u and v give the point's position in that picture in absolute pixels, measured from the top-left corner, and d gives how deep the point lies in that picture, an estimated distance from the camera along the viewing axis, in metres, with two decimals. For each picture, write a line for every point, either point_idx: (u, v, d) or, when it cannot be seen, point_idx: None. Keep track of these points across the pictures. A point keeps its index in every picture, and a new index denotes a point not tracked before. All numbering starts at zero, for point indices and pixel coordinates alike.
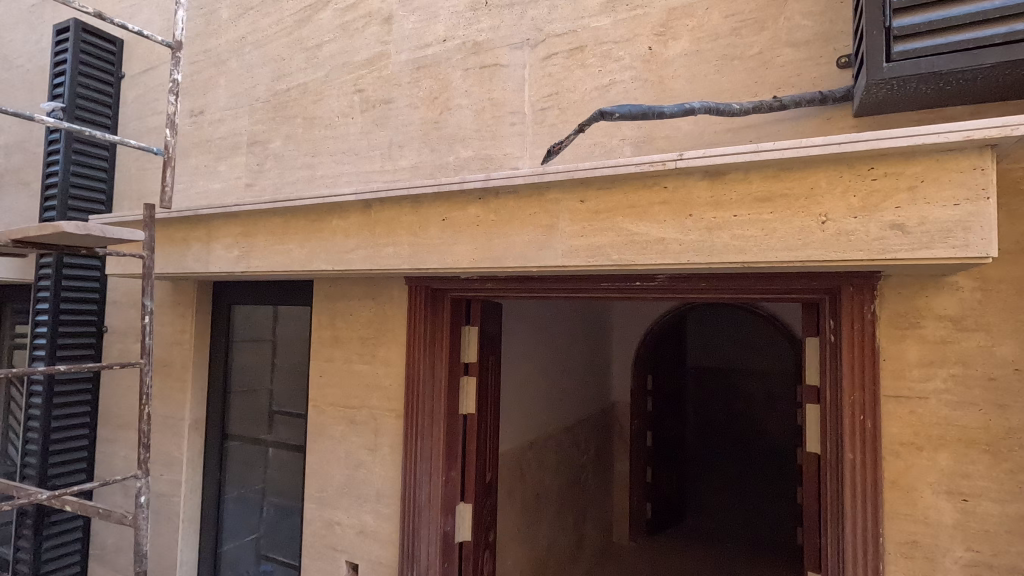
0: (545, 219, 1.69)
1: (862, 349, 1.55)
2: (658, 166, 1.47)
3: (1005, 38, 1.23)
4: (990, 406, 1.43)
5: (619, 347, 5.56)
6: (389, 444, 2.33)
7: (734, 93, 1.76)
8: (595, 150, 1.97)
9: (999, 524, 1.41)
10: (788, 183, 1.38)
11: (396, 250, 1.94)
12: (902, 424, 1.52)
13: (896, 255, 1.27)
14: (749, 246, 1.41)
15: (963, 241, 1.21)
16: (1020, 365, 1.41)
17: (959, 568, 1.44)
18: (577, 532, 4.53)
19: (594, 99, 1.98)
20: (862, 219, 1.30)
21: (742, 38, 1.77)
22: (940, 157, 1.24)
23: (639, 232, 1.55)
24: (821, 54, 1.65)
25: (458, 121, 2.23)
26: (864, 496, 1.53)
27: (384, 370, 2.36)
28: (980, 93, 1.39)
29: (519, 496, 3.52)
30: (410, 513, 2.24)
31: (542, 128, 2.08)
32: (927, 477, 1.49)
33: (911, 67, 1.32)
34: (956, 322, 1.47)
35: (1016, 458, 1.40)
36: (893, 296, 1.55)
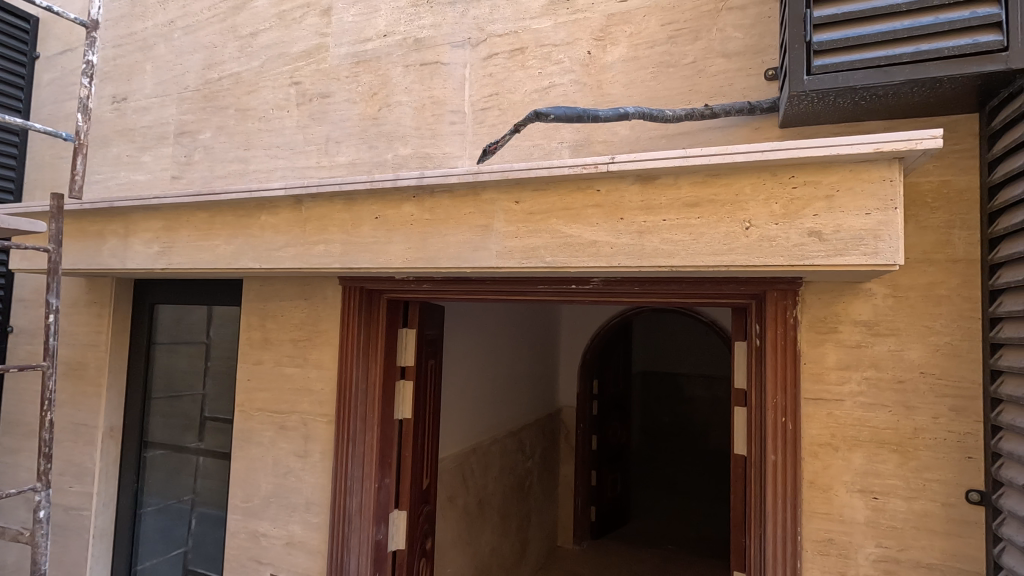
0: (480, 220, 1.66)
1: (784, 353, 1.61)
2: (589, 168, 1.48)
3: (912, 58, 1.30)
4: (899, 407, 1.50)
5: (567, 352, 5.61)
6: (319, 450, 2.24)
7: (669, 100, 1.79)
8: (534, 152, 1.96)
9: (906, 520, 1.48)
10: (715, 189, 1.41)
11: (327, 248, 1.86)
12: (820, 425, 1.57)
13: (813, 261, 1.31)
14: (677, 250, 1.43)
15: (875, 249, 1.26)
16: (927, 368, 1.48)
17: (870, 564, 1.50)
18: (521, 538, 4.50)
19: (533, 101, 1.97)
20: (782, 225, 1.34)
21: (677, 47, 1.80)
22: (855, 168, 1.29)
23: (572, 234, 1.54)
24: (751, 65, 1.70)
25: (398, 118, 2.18)
26: (784, 496, 1.58)
27: (315, 373, 2.27)
28: (890, 109, 1.46)
29: (461, 503, 3.47)
30: (339, 523, 2.15)
31: (481, 128, 2.05)
32: (843, 477, 1.54)
33: (829, 81, 1.37)
34: (870, 327, 1.54)
35: (921, 457, 1.47)
36: (813, 302, 1.60)
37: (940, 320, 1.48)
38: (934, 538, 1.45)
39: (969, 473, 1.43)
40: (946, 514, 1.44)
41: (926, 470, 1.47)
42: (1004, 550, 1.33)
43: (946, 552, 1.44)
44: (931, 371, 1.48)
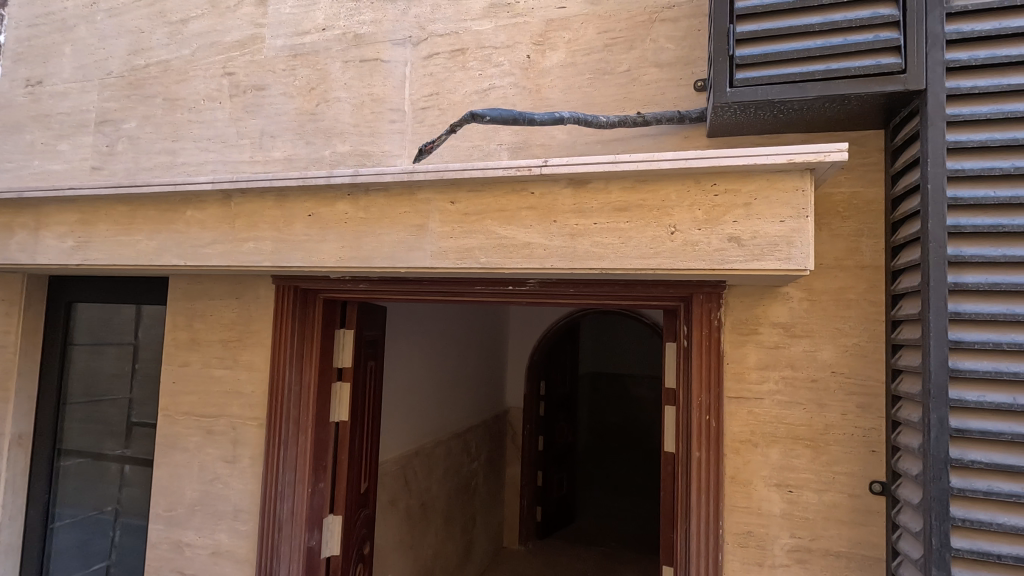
0: (416, 219, 1.64)
1: (708, 353, 1.67)
2: (523, 171, 1.50)
3: (824, 76, 1.38)
4: (813, 404, 1.59)
5: (515, 352, 5.64)
6: (249, 455, 2.16)
7: (605, 107, 1.83)
8: (474, 153, 1.96)
9: (817, 512, 1.57)
10: (643, 194, 1.45)
11: (257, 246, 1.80)
12: (741, 423, 1.64)
13: (732, 266, 1.37)
14: (607, 253, 1.46)
15: (788, 254, 1.33)
16: (837, 367, 1.57)
17: (785, 554, 1.58)
18: (466, 540, 4.47)
19: (472, 102, 1.97)
20: (705, 231, 1.39)
21: (613, 55, 1.84)
22: (771, 177, 1.36)
23: (506, 235, 1.55)
24: (682, 76, 1.76)
25: (336, 114, 2.14)
26: (707, 491, 1.64)
27: (246, 376, 2.18)
28: (806, 123, 1.55)
29: (403, 507, 3.42)
30: (269, 530, 2.08)
31: (421, 127, 2.04)
32: (761, 471, 1.61)
33: (750, 94, 1.43)
34: (787, 329, 1.62)
35: (831, 452, 1.56)
36: (736, 304, 1.67)
37: (849, 322, 1.57)
38: (842, 527, 1.54)
39: (873, 466, 1.53)
40: (853, 505, 1.54)
41: (835, 463, 1.56)
42: (901, 536, 1.43)
43: (852, 540, 1.53)
44: (841, 370, 1.57)
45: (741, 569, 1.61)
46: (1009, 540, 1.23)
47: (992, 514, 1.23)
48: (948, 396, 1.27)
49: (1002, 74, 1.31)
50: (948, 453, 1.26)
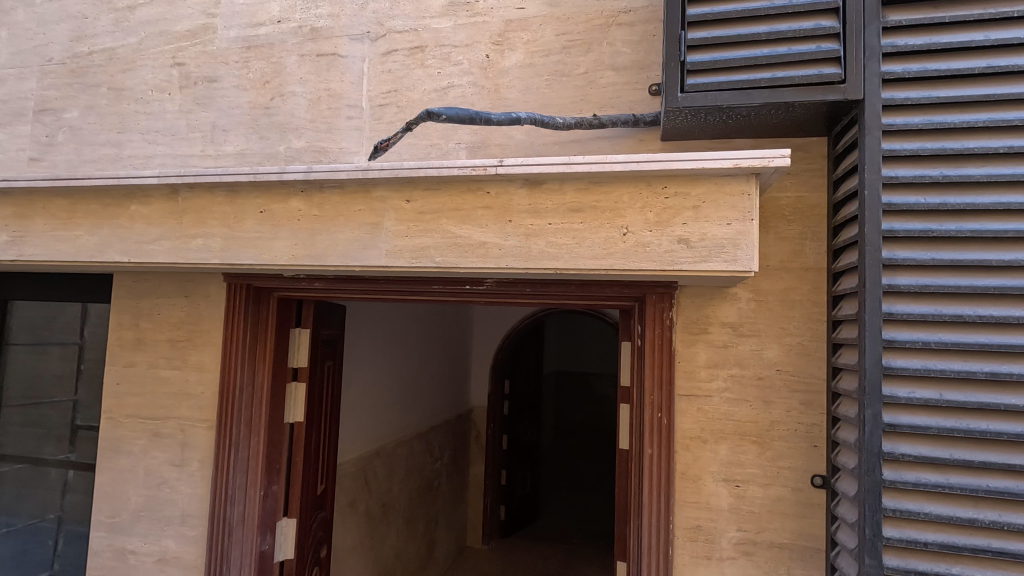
0: (371, 218, 1.62)
1: (661, 352, 1.71)
2: (478, 171, 1.50)
3: (770, 83, 1.42)
4: (759, 401, 1.64)
5: (479, 352, 5.64)
6: (198, 458, 2.09)
7: (562, 108, 1.85)
8: (432, 152, 1.96)
9: (763, 505, 1.62)
10: (597, 196, 1.47)
11: (206, 242, 1.74)
12: (691, 420, 1.68)
13: (681, 267, 1.41)
14: (561, 253, 1.48)
15: (734, 256, 1.37)
16: (782, 366, 1.63)
17: (732, 547, 1.63)
18: (428, 541, 4.44)
19: (431, 101, 1.96)
20: (656, 232, 1.42)
21: (571, 57, 1.86)
22: (719, 181, 1.40)
23: (462, 235, 1.55)
24: (637, 80, 1.80)
25: (292, 108, 2.09)
26: (658, 487, 1.67)
27: (195, 376, 2.12)
28: (753, 128, 1.60)
29: (362, 508, 3.37)
30: (219, 535, 2.02)
31: (379, 124, 2.02)
32: (710, 467, 1.66)
33: (700, 99, 1.47)
34: (735, 328, 1.67)
35: (776, 447, 1.62)
36: (687, 305, 1.71)
37: (793, 322, 1.63)
38: (785, 520, 1.60)
39: (814, 460, 1.59)
40: (795, 498, 1.60)
41: (779, 458, 1.61)
42: (839, 527, 1.49)
43: (795, 532, 1.59)
44: (785, 368, 1.63)
45: (691, 562, 1.65)
46: (936, 528, 1.29)
47: (920, 504, 1.30)
48: (881, 392, 1.33)
49: (932, 86, 1.37)
50: (880, 447, 1.32)
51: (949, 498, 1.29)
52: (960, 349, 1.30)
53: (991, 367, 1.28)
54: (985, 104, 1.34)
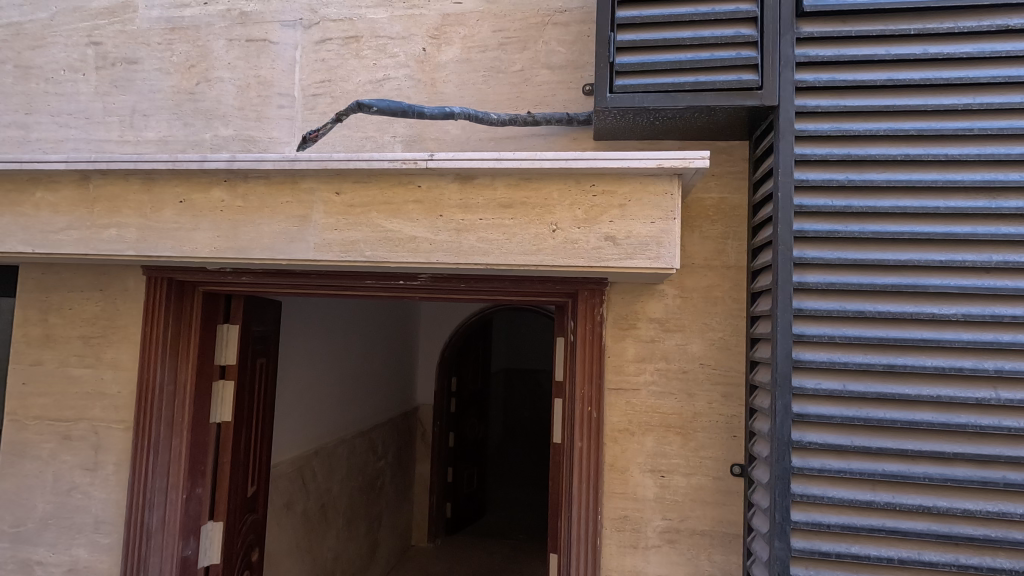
0: (298, 210, 1.58)
1: (591, 347, 1.74)
2: (409, 164, 1.49)
3: (693, 87, 1.47)
4: (683, 394, 1.70)
5: (426, 349, 5.59)
6: (113, 462, 1.98)
7: (498, 105, 1.85)
8: (366, 144, 1.93)
9: (685, 494, 1.68)
10: (527, 192, 1.48)
11: (119, 233, 1.64)
12: (620, 413, 1.72)
13: (608, 263, 1.44)
14: (492, 248, 1.48)
15: (657, 253, 1.41)
16: (705, 359, 1.70)
17: (657, 535, 1.68)
18: (370, 541, 4.37)
19: (366, 92, 1.93)
20: (584, 229, 1.45)
21: (507, 54, 1.87)
22: (644, 180, 1.44)
23: (392, 229, 1.53)
24: (572, 79, 1.82)
25: (219, 95, 2.01)
26: (588, 479, 1.71)
27: (111, 375, 2.00)
28: (680, 130, 1.65)
29: (299, 510, 3.28)
30: (136, 542, 1.92)
31: (311, 115, 1.96)
32: (637, 458, 1.71)
33: (628, 100, 1.50)
34: (662, 324, 1.73)
35: (698, 438, 1.69)
36: (617, 300, 1.75)
37: (716, 318, 1.70)
38: (706, 507, 1.67)
39: (733, 450, 1.67)
40: (716, 486, 1.67)
41: (701, 449, 1.68)
42: (754, 513, 1.56)
43: (715, 519, 1.66)
44: (708, 362, 1.70)
45: (617, 552, 1.70)
46: (838, 511, 1.38)
47: (824, 488, 1.38)
48: (791, 383, 1.40)
49: (841, 95, 1.46)
50: (790, 436, 1.39)
51: (850, 483, 1.38)
52: (862, 342, 1.39)
53: (888, 359, 1.38)
54: (886, 113, 1.43)
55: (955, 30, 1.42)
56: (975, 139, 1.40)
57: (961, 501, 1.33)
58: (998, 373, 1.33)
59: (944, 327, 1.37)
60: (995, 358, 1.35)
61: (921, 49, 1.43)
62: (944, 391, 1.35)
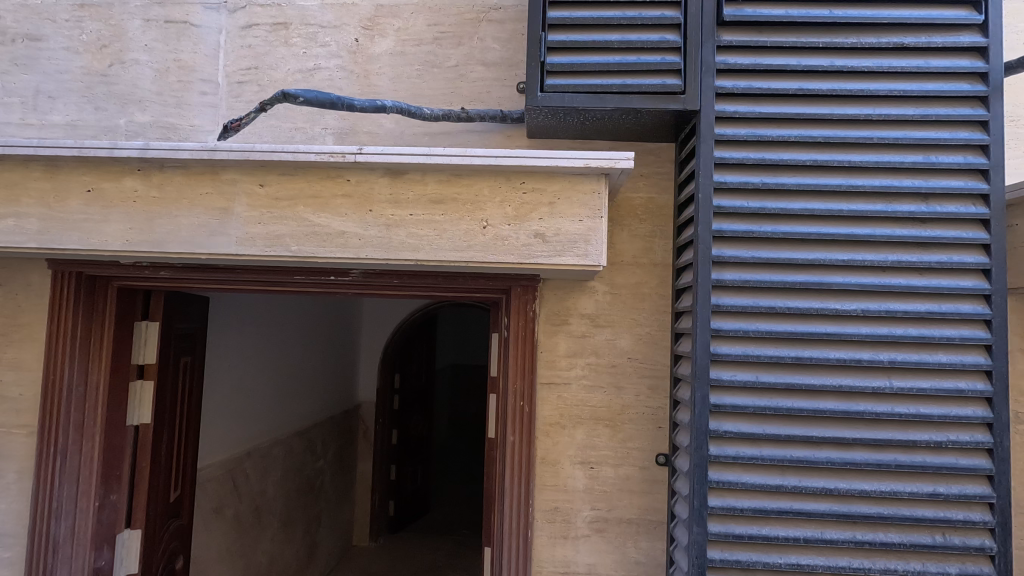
0: (219, 202, 1.51)
1: (524, 342, 1.76)
2: (337, 157, 1.45)
3: (620, 90, 1.52)
4: (612, 387, 1.75)
5: (368, 345, 5.49)
6: (15, 469, 1.84)
7: (432, 100, 1.84)
8: (296, 136, 1.87)
9: (614, 484, 1.73)
10: (458, 188, 1.48)
11: (18, 223, 1.52)
12: (551, 407, 1.76)
13: (538, 260, 1.46)
14: (422, 245, 1.48)
15: (585, 251, 1.45)
16: (633, 354, 1.76)
17: (586, 525, 1.73)
18: (308, 543, 4.26)
19: (296, 82, 1.87)
20: (514, 226, 1.46)
21: (442, 49, 1.86)
22: (572, 179, 1.47)
23: (319, 223, 1.49)
24: (506, 77, 1.83)
25: (134, 78, 1.89)
26: (520, 472, 1.73)
27: (11, 376, 1.85)
28: (610, 130, 1.70)
29: (230, 514, 3.16)
30: (41, 554, 1.80)
31: (237, 103, 1.89)
32: (567, 451, 1.75)
33: (558, 100, 1.52)
34: (592, 319, 1.77)
35: (626, 429, 1.74)
36: (549, 296, 1.78)
37: (643, 313, 1.76)
38: (633, 496, 1.73)
39: (658, 440, 1.73)
40: (642, 476, 1.73)
41: (629, 440, 1.74)
42: (676, 501, 1.63)
43: (642, 508, 1.72)
44: (635, 356, 1.76)
45: (548, 543, 1.73)
46: (751, 495, 1.46)
47: (738, 475, 1.46)
48: (709, 376, 1.46)
49: (757, 102, 1.53)
50: (708, 426, 1.46)
51: (761, 469, 1.46)
52: (773, 336, 1.47)
53: (796, 352, 1.47)
54: (798, 121, 1.52)
55: (858, 45, 1.51)
56: (876, 147, 1.50)
57: (859, 482, 1.44)
58: (893, 364, 1.44)
59: (846, 321, 1.47)
60: (889, 350, 1.47)
61: (827, 61, 1.52)
62: (845, 381, 1.46)
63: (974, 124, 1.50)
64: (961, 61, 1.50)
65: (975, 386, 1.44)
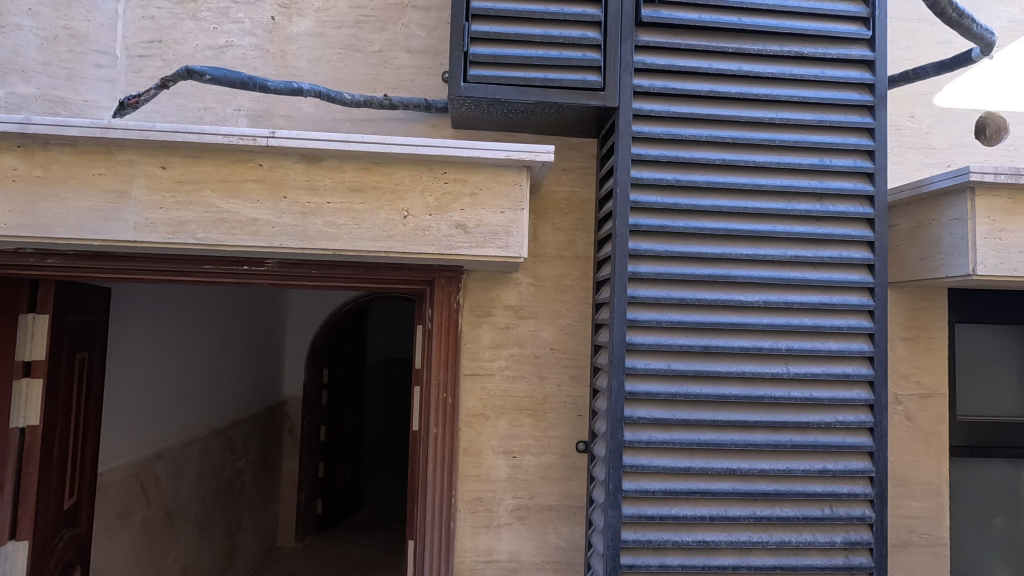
0: (114, 184, 1.40)
1: (447, 334, 1.75)
2: (247, 140, 1.38)
3: (543, 83, 1.53)
4: (534, 377, 1.78)
5: (293, 339, 5.27)
6: None
7: (354, 85, 1.79)
8: (205, 116, 1.77)
9: (536, 472, 1.77)
10: (378, 176, 1.45)
11: None
12: (475, 398, 1.76)
13: (459, 251, 1.45)
14: (340, 234, 1.43)
15: (506, 243, 1.46)
16: (555, 344, 1.79)
17: (508, 513, 1.75)
18: (228, 548, 4.06)
19: (205, 59, 1.76)
20: (435, 217, 1.45)
21: (364, 33, 1.80)
22: (494, 171, 1.47)
23: (228, 209, 1.42)
24: (431, 65, 1.81)
25: (16, 45, 1.71)
26: (443, 464, 1.73)
27: None
28: (533, 123, 1.71)
29: (137, 519, 2.95)
30: None
31: (138, 78, 1.76)
32: (490, 441, 1.76)
33: (480, 90, 1.52)
34: (516, 311, 1.79)
35: (548, 419, 1.78)
36: (473, 288, 1.79)
37: (565, 305, 1.80)
38: (554, 483, 1.77)
39: (578, 428, 1.78)
40: (563, 463, 1.77)
41: (551, 428, 1.78)
42: (594, 486, 1.68)
43: (562, 494, 1.77)
44: (558, 347, 1.79)
45: (471, 532, 1.74)
46: (662, 477, 1.53)
47: (651, 458, 1.53)
48: (625, 364, 1.52)
49: (671, 102, 1.59)
50: (623, 412, 1.51)
51: (672, 452, 1.54)
52: (683, 326, 1.54)
53: (704, 341, 1.55)
54: (710, 121, 1.59)
55: (764, 52, 1.60)
56: (778, 149, 1.61)
57: (759, 462, 1.55)
58: (789, 351, 1.56)
59: (749, 312, 1.57)
60: (787, 338, 1.58)
61: (736, 66, 1.60)
62: (747, 368, 1.55)
63: (862, 131, 1.64)
64: (851, 72, 1.63)
65: (859, 370, 1.58)
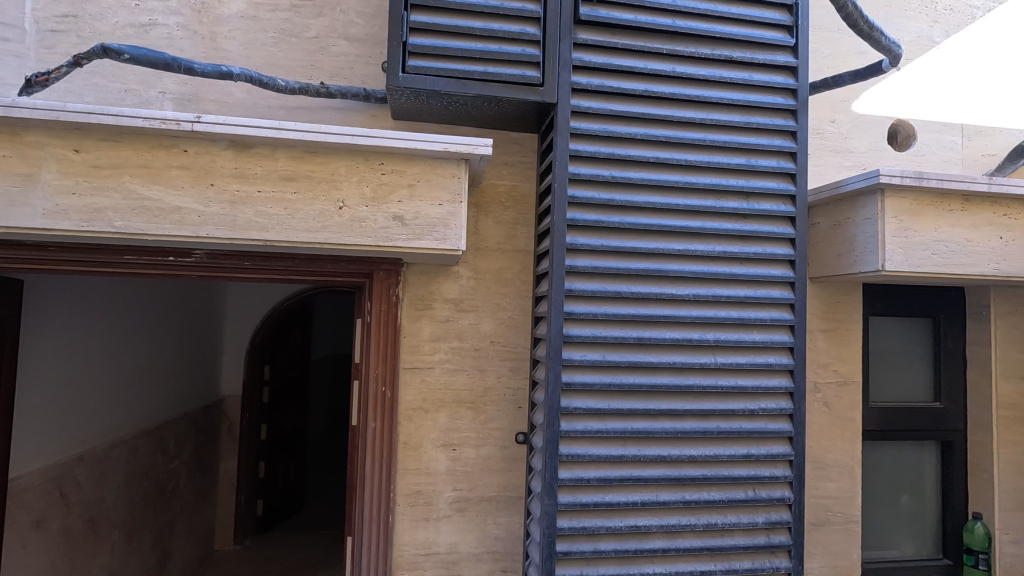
0: (20, 166, 1.30)
1: (386, 328, 1.74)
2: (170, 124, 1.32)
3: (482, 77, 1.53)
4: (474, 370, 1.79)
5: (231, 335, 5.07)
6: None
7: (289, 71, 1.74)
8: (126, 98, 1.67)
9: (475, 464, 1.78)
10: (312, 166, 1.41)
11: None
12: (415, 391, 1.76)
13: (397, 243, 1.44)
14: (272, 224, 1.39)
15: (444, 235, 1.46)
16: (496, 337, 1.81)
17: (447, 506, 1.76)
18: (159, 554, 3.87)
19: (127, 37, 1.66)
20: (371, 208, 1.43)
21: (300, 17, 1.75)
22: (433, 163, 1.46)
23: (149, 196, 1.35)
24: (371, 54, 1.78)
25: None
26: (381, 458, 1.72)
27: None
28: (474, 117, 1.71)
29: (55, 527, 2.77)
30: None
31: (50, 55, 1.64)
32: (430, 434, 1.76)
33: (419, 81, 1.51)
34: (456, 304, 1.79)
35: (488, 411, 1.79)
36: (413, 281, 1.78)
37: (505, 298, 1.82)
38: (493, 475, 1.79)
39: (518, 420, 1.81)
40: (502, 454, 1.79)
41: (491, 420, 1.79)
42: (532, 476, 1.71)
43: (502, 485, 1.79)
44: (498, 340, 1.81)
45: (410, 526, 1.74)
46: (596, 466, 1.57)
47: (586, 447, 1.57)
48: (561, 356, 1.55)
49: (608, 100, 1.63)
50: (559, 402, 1.54)
51: (606, 440, 1.58)
52: (617, 319, 1.59)
53: (638, 333, 1.60)
54: (645, 120, 1.64)
55: (696, 54, 1.67)
56: (708, 149, 1.67)
57: (688, 448, 1.62)
58: (716, 342, 1.63)
59: (679, 305, 1.63)
60: (714, 330, 1.65)
61: (670, 67, 1.66)
62: (678, 358, 1.62)
63: (786, 133, 1.73)
64: (776, 77, 1.72)
65: (781, 360, 1.67)
